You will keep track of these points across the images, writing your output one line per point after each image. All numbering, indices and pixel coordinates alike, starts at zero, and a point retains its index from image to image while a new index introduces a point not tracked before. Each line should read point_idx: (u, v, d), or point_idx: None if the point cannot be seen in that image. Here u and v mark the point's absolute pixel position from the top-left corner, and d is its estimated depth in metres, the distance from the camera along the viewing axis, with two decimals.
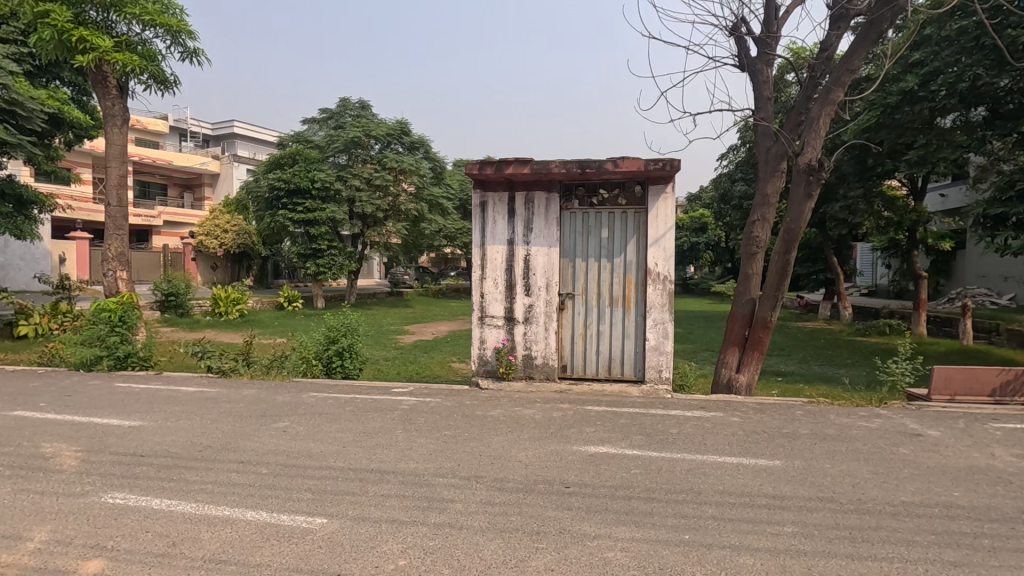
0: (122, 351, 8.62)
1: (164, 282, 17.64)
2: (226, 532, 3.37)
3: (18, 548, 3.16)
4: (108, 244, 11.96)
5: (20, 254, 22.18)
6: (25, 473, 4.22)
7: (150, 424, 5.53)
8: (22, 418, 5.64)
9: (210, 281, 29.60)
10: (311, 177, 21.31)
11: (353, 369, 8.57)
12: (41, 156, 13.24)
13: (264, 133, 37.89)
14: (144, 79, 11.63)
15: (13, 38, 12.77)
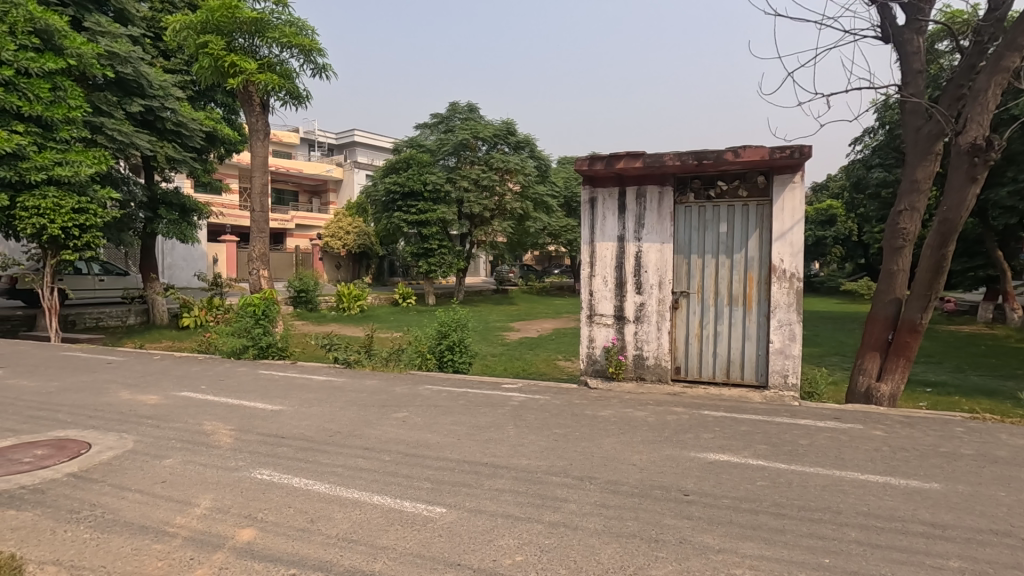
0: (265, 342, 9.65)
1: (296, 280, 19.47)
2: (356, 514, 3.60)
3: (189, 512, 3.61)
4: (253, 246, 13.40)
5: (183, 255, 25.49)
6: (191, 446, 4.84)
7: (288, 409, 6.10)
8: (188, 398, 6.49)
9: (335, 279, 32.33)
10: (423, 180, 22.33)
11: (464, 363, 8.88)
12: (200, 170, 15.17)
13: (381, 141, 40.43)
14: (282, 97, 12.88)
15: (180, 68, 14.74)
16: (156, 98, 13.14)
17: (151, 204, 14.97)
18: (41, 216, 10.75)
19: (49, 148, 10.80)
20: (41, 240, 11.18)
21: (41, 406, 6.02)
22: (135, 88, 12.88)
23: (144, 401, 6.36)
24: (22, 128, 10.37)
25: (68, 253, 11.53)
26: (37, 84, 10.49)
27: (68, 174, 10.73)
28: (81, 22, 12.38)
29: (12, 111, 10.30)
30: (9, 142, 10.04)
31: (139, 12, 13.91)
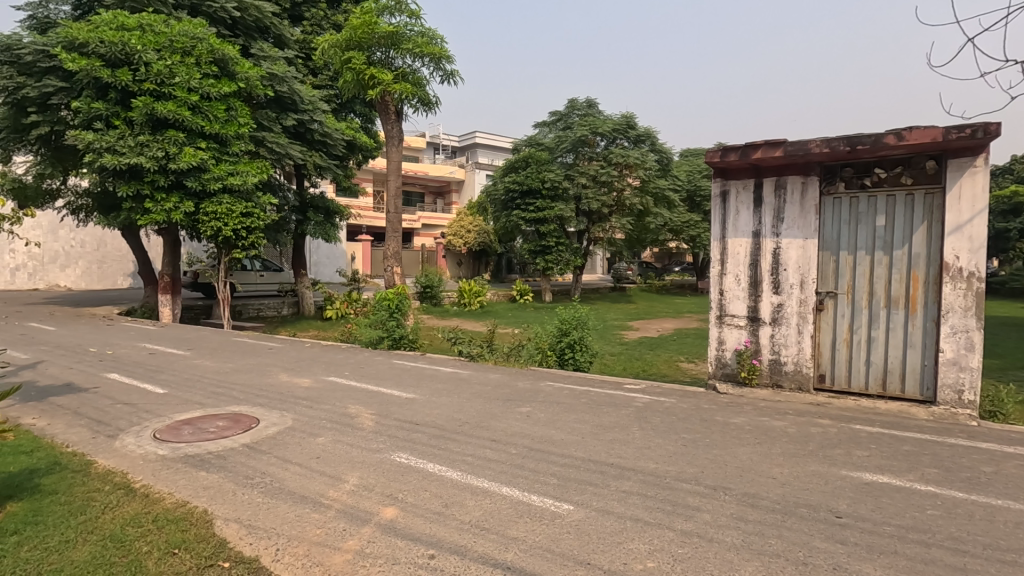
0: (398, 334, 10.37)
1: (423, 276, 20.70)
2: (486, 503, 3.73)
3: (340, 487, 3.98)
4: (388, 245, 14.43)
5: (326, 253, 28.38)
6: (339, 426, 5.33)
7: (420, 397, 6.49)
8: (334, 383, 7.17)
9: (457, 276, 33.87)
10: (542, 178, 22.54)
11: (584, 362, 8.84)
12: (341, 176, 16.67)
13: (501, 141, 41.48)
14: (414, 104, 13.72)
15: (326, 84, 16.28)
16: (307, 112, 14.64)
17: (301, 207, 16.72)
18: (218, 220, 12.48)
19: (224, 161, 12.48)
20: (217, 240, 12.98)
21: (220, 384, 7.00)
22: (290, 104, 14.47)
23: (299, 383, 7.14)
24: (204, 145, 12.10)
25: (238, 251, 13.27)
26: (215, 106, 12.17)
27: (238, 182, 12.35)
28: (248, 50, 14.13)
29: (197, 130, 12.06)
30: (195, 157, 11.79)
31: (293, 36, 15.57)
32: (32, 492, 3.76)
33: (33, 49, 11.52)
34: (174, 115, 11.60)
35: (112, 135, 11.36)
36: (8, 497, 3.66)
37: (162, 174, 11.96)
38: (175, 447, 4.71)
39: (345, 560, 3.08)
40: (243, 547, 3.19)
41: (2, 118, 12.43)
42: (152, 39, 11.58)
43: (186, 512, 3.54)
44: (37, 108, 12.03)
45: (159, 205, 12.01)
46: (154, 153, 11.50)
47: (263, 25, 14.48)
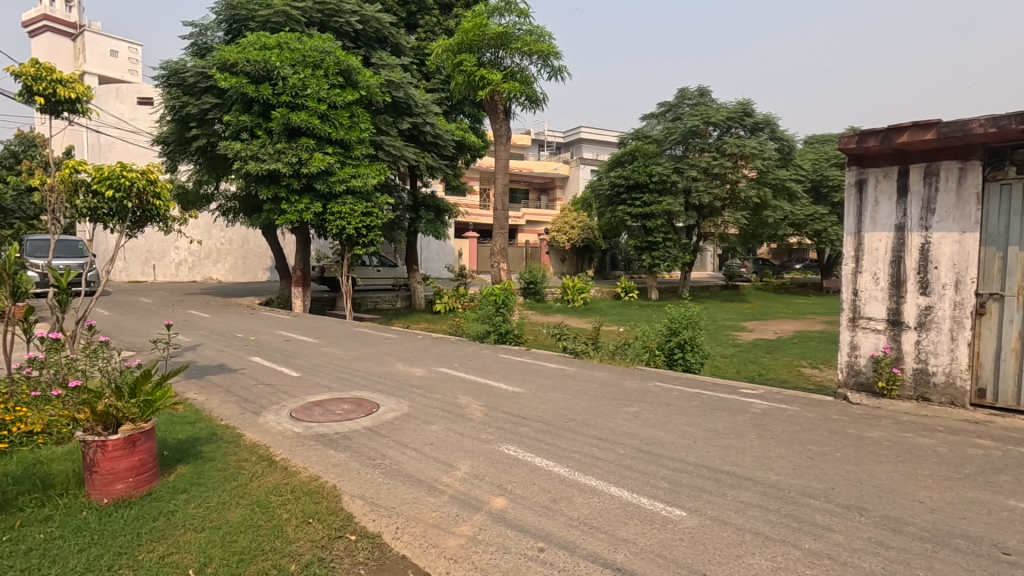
0: (504, 328, 10.58)
1: (527, 272, 20.95)
2: (595, 501, 3.70)
3: (452, 473, 4.15)
4: (495, 241, 14.76)
5: (436, 250, 29.89)
6: (450, 416, 5.57)
7: (526, 392, 6.59)
8: (444, 374, 7.48)
9: (560, 272, 33.92)
10: (649, 172, 21.79)
11: (695, 363, 8.44)
12: (451, 176, 17.38)
13: (606, 135, 40.75)
14: (522, 101, 13.90)
15: (438, 87, 17.01)
16: (420, 116, 15.38)
17: (414, 206, 17.61)
18: (343, 219, 13.53)
19: (347, 164, 13.51)
20: (341, 238, 14.08)
21: (344, 370, 7.59)
22: (406, 108, 15.31)
23: (413, 373, 7.55)
24: (330, 150, 13.18)
25: (359, 248, 14.31)
26: (341, 113, 13.20)
27: (360, 184, 13.31)
28: (369, 59, 15.12)
29: (325, 137, 13.16)
30: (323, 162, 12.85)
31: (409, 44, 16.43)
32: (196, 457, 4.33)
33: (194, 71, 13.18)
34: (306, 123, 12.74)
35: (256, 144, 12.73)
36: (178, 459, 4.25)
37: (296, 178, 13.18)
38: (308, 425, 5.19)
39: (458, 544, 3.21)
40: (367, 523, 3.43)
41: (171, 134, 14.42)
42: (288, 55, 12.76)
43: (318, 486, 3.88)
44: (198, 123, 13.77)
45: (293, 206, 13.25)
46: (289, 158, 12.69)
47: (382, 35, 15.42)
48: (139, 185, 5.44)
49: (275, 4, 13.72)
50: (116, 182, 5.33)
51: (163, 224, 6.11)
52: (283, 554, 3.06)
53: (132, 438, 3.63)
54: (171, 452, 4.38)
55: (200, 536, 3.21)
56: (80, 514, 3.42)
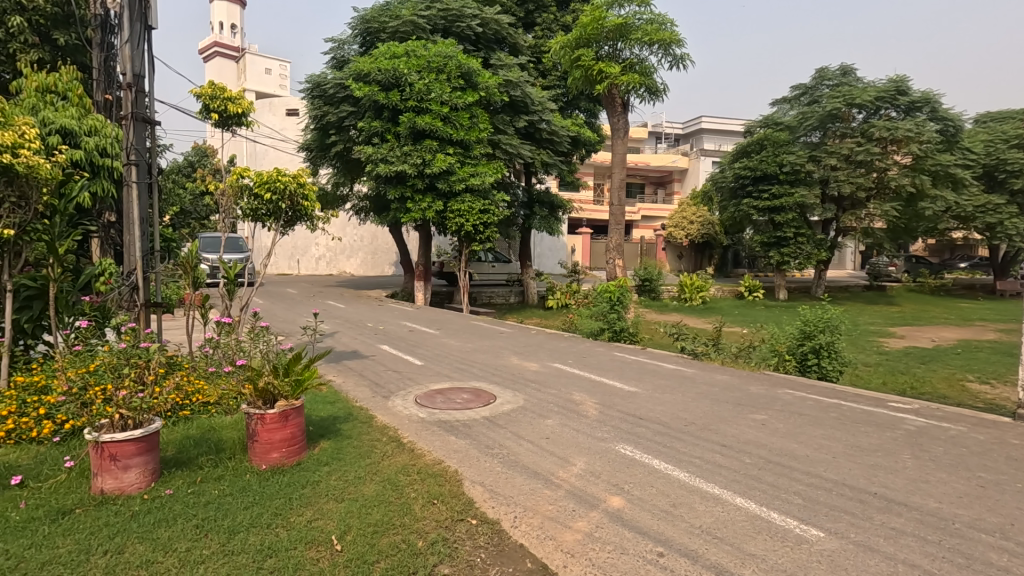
0: (618, 326, 10.42)
1: (641, 269, 20.32)
2: (719, 511, 3.51)
3: (568, 468, 4.17)
4: (610, 237, 14.56)
5: (549, 246, 30.03)
6: (565, 412, 5.59)
7: (643, 392, 6.42)
8: (558, 370, 7.53)
9: (677, 269, 32.68)
10: (780, 161, 20.07)
11: (832, 371, 7.68)
12: (565, 171, 17.40)
13: (731, 124, 38.25)
14: (641, 93, 13.54)
15: (554, 84, 17.10)
16: (537, 113, 15.57)
17: (529, 202, 17.87)
18: (462, 217, 14.11)
19: (467, 164, 14.08)
20: (460, 234, 14.70)
21: (463, 362, 7.93)
22: (523, 107, 15.58)
23: (528, 367, 7.69)
24: (451, 151, 13.80)
25: (476, 244, 14.87)
26: (462, 115, 13.79)
27: (478, 182, 13.80)
28: (488, 61, 15.58)
29: (447, 138, 13.81)
30: (444, 162, 13.50)
31: (526, 43, 16.68)
32: (336, 433, 4.78)
33: (334, 82, 14.47)
34: (430, 126, 13.44)
35: (385, 147, 13.65)
36: (321, 435, 4.73)
37: (420, 178, 13.98)
38: (431, 412, 5.50)
39: (575, 539, 3.22)
40: (487, 509, 3.57)
41: (314, 141, 15.96)
42: (415, 62, 13.50)
43: (441, 469, 4.10)
44: (336, 130, 15.10)
45: (418, 205, 14.05)
46: (414, 160, 13.46)
47: (500, 36, 15.82)
48: (291, 188, 6.11)
49: (404, 15, 14.62)
50: (273, 186, 6.03)
51: (310, 224, 6.81)
52: (412, 531, 3.28)
53: (284, 413, 4.08)
54: (316, 427, 4.87)
55: (340, 505, 3.54)
56: (246, 476, 3.92)
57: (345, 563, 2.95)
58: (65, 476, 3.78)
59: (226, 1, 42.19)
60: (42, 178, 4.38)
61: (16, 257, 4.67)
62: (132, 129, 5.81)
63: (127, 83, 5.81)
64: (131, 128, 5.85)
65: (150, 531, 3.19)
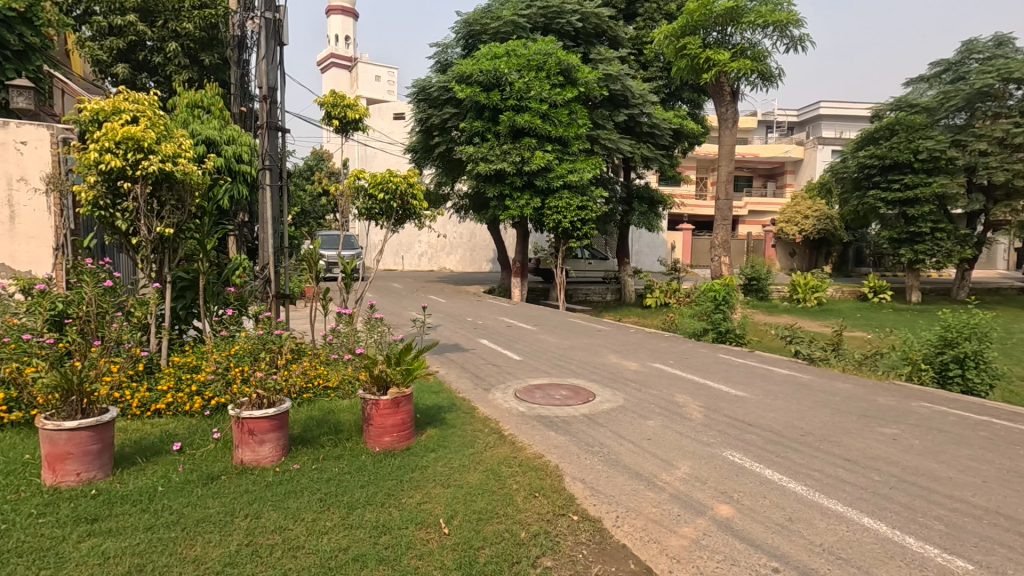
0: (724, 327, 9.90)
1: (748, 267, 19.09)
2: (842, 530, 3.24)
3: (672, 472, 4.05)
4: (715, 233, 13.89)
5: (647, 243, 29.22)
6: (668, 413, 5.41)
7: (752, 397, 6.06)
8: (659, 370, 7.32)
9: (788, 267, 30.59)
10: (915, 148, 17.83)
11: (980, 385, 6.77)
12: (667, 166, 16.80)
13: (854, 109, 34.85)
14: (752, 80, 12.76)
15: (656, 76, 16.58)
16: (637, 106, 15.23)
17: (628, 198, 17.46)
18: (559, 213, 14.13)
19: (565, 160, 14.09)
20: (557, 231, 14.74)
21: (561, 358, 7.94)
22: (622, 101, 15.30)
23: (627, 366, 7.54)
24: (550, 148, 13.85)
25: (573, 241, 14.84)
26: (561, 111, 13.81)
27: (576, 179, 13.77)
28: (588, 56, 15.44)
29: (546, 135, 13.89)
30: (543, 159, 13.58)
31: (627, 35, 16.30)
32: (441, 422, 5.01)
33: (438, 85, 15.03)
34: (530, 124, 13.58)
35: (486, 146, 13.95)
36: (429, 422, 4.97)
37: (518, 176, 14.14)
38: (531, 406, 5.58)
39: (682, 545, 3.13)
40: (588, 506, 3.56)
41: (418, 142, 16.70)
42: (515, 61, 13.66)
43: (542, 463, 4.15)
44: (439, 132, 15.70)
45: (516, 202, 14.23)
46: (514, 158, 13.66)
47: (601, 30, 15.59)
48: (402, 188, 6.46)
49: (505, 15, 14.87)
50: (386, 187, 6.41)
51: (418, 223, 7.15)
52: (514, 521, 3.35)
53: (396, 400, 4.35)
54: (423, 415, 5.13)
55: (446, 491, 3.70)
56: (362, 456, 4.22)
57: (453, 545, 3.09)
58: (212, 446, 4.28)
59: (342, 15, 45.31)
60: (195, 183, 4.98)
61: (176, 252, 5.36)
62: (267, 137, 6.45)
63: (263, 96, 6.45)
64: (266, 136, 6.49)
65: (281, 501, 3.53)
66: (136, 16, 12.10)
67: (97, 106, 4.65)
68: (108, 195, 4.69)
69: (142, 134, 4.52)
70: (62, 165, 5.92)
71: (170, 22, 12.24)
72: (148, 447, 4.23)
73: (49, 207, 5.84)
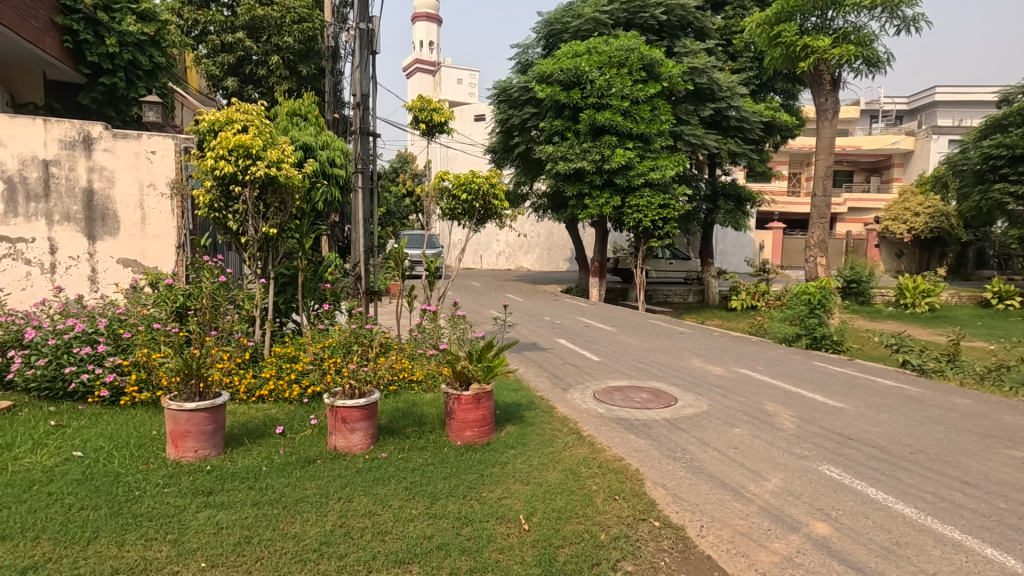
0: (820, 333, 9.23)
1: (847, 269, 17.67)
2: (960, 560, 2.94)
3: (761, 483, 3.85)
4: (811, 232, 13.01)
5: (733, 243, 27.90)
6: (756, 422, 5.15)
7: (852, 409, 5.61)
8: (746, 376, 6.97)
9: (894, 270, 28.00)
10: None
11: None
12: (756, 161, 15.94)
13: (977, 93, 31.29)
14: (856, 67, 11.82)
15: (746, 66, 15.77)
16: (724, 100, 14.58)
17: (713, 196, 16.74)
18: (640, 212, 13.81)
19: (647, 157, 13.75)
20: (637, 230, 14.41)
21: (642, 360, 7.77)
22: (708, 94, 14.72)
23: (712, 371, 7.25)
24: (631, 145, 13.58)
25: (654, 240, 14.45)
26: (643, 108, 13.52)
27: (658, 176, 13.40)
28: (672, 49, 14.99)
29: (627, 133, 13.63)
30: (624, 157, 13.35)
31: (715, 25, 15.62)
32: (520, 419, 5.06)
33: (519, 86, 15.16)
34: (610, 121, 13.37)
35: (565, 145, 13.90)
36: (508, 419, 5.04)
37: (598, 174, 13.96)
38: (610, 408, 5.51)
39: (773, 561, 2.97)
40: (670, 513, 3.46)
41: (499, 143, 16.94)
42: (596, 58, 13.51)
43: (622, 466, 4.09)
44: (519, 132, 15.83)
45: (595, 201, 14.06)
46: (594, 156, 13.52)
47: (687, 22, 15.06)
48: (484, 188, 6.59)
49: (586, 13, 14.72)
50: (469, 187, 6.57)
51: (498, 222, 7.26)
52: (595, 522, 3.33)
53: (477, 396, 4.45)
54: (502, 412, 5.21)
55: (526, 487, 3.75)
56: (444, 449, 4.36)
57: (533, 542, 3.12)
58: (309, 432, 4.59)
59: (428, 21, 46.71)
60: (295, 186, 5.34)
61: (278, 251, 5.79)
62: (360, 142, 6.80)
63: (356, 103, 6.82)
64: (359, 141, 6.85)
65: (371, 486, 3.73)
66: (245, 34, 13.16)
67: (213, 118, 5.12)
68: (221, 199, 5.15)
69: (251, 141, 4.94)
70: (184, 172, 6.58)
71: (273, 36, 13.20)
72: (254, 429, 4.61)
73: (173, 209, 6.51)
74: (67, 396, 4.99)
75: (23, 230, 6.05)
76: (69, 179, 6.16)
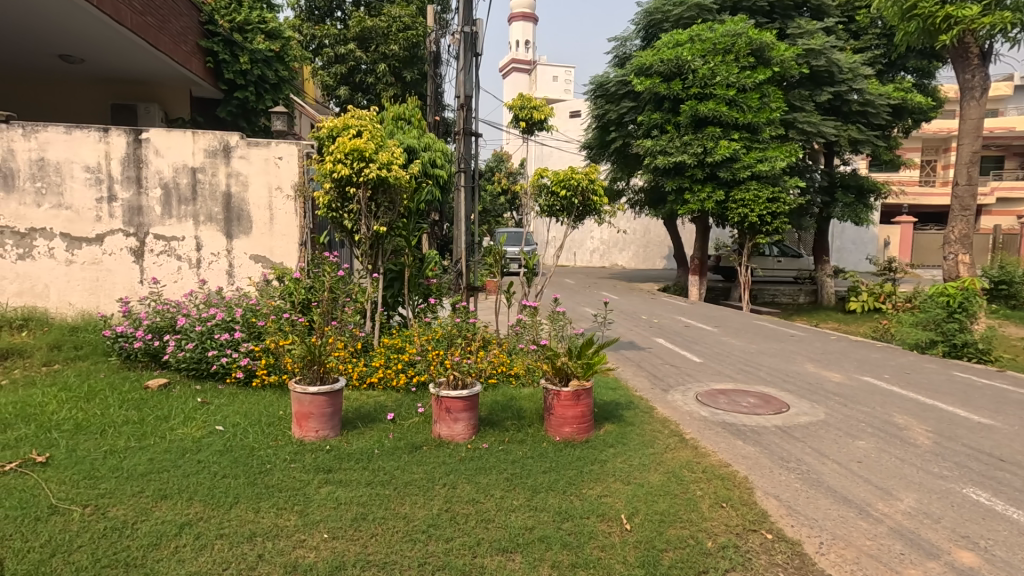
0: (960, 339, 8.22)
1: (994, 268, 15.54)
2: None
3: (892, 503, 3.49)
4: (951, 226, 11.65)
5: (854, 238, 25.37)
6: (885, 435, 4.68)
7: (1004, 427, 4.93)
8: (870, 384, 6.36)
9: None
10: None
11: None
12: (882, 148, 14.40)
13: None
14: (1012, 36, 10.34)
15: (871, 44, 14.35)
16: (845, 82, 13.40)
17: (830, 187, 15.41)
18: (746, 207, 13.02)
19: (754, 149, 12.98)
20: (743, 226, 13.61)
21: (749, 363, 7.35)
22: (826, 78, 13.57)
23: (829, 377, 6.69)
24: (737, 136, 12.87)
25: (761, 237, 13.57)
26: (750, 96, 12.75)
27: (767, 168, 12.60)
28: (785, 31, 14.01)
29: (732, 123, 12.95)
30: (729, 149, 12.68)
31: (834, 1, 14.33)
32: (619, 418, 4.98)
33: (616, 80, 14.86)
34: (714, 112, 12.72)
35: (665, 138, 13.41)
36: (607, 418, 4.98)
37: (700, 168, 13.36)
38: (715, 412, 5.27)
39: None
40: (785, 526, 3.25)
41: (595, 139, 16.75)
42: (699, 46, 12.90)
43: (730, 473, 3.89)
44: (616, 126, 15.55)
45: (696, 195, 13.47)
46: (695, 149, 12.96)
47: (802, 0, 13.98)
48: (583, 184, 6.55)
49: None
50: (568, 183, 6.56)
51: (597, 218, 7.17)
52: (700, 528, 3.20)
53: (577, 392, 4.45)
54: (601, 410, 5.15)
55: (627, 487, 3.69)
56: (544, 443, 4.40)
57: (635, 542, 3.07)
58: (416, 419, 4.84)
59: (524, 21, 47.03)
60: (404, 186, 5.61)
61: (387, 248, 6.14)
62: (463, 142, 7.03)
63: (460, 104, 7.05)
64: (462, 142, 7.09)
65: (474, 475, 3.86)
66: (355, 45, 14.05)
67: (333, 124, 5.53)
68: (339, 199, 5.57)
69: (365, 145, 5.27)
70: (306, 176, 7.16)
71: (381, 45, 14.01)
72: (366, 414, 4.94)
73: (296, 210, 7.09)
74: (210, 376, 5.63)
75: (176, 230, 6.92)
76: (212, 184, 6.95)
